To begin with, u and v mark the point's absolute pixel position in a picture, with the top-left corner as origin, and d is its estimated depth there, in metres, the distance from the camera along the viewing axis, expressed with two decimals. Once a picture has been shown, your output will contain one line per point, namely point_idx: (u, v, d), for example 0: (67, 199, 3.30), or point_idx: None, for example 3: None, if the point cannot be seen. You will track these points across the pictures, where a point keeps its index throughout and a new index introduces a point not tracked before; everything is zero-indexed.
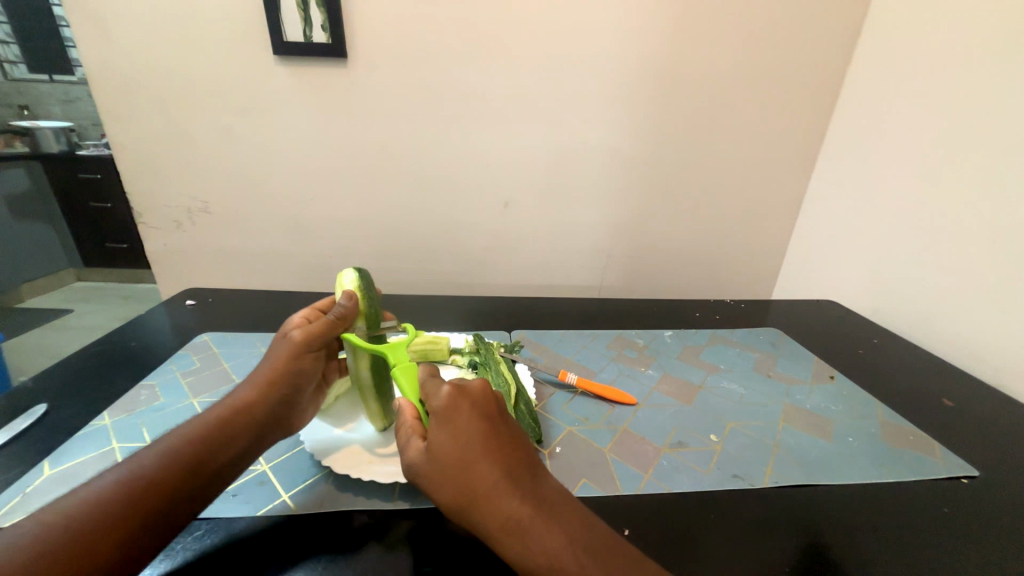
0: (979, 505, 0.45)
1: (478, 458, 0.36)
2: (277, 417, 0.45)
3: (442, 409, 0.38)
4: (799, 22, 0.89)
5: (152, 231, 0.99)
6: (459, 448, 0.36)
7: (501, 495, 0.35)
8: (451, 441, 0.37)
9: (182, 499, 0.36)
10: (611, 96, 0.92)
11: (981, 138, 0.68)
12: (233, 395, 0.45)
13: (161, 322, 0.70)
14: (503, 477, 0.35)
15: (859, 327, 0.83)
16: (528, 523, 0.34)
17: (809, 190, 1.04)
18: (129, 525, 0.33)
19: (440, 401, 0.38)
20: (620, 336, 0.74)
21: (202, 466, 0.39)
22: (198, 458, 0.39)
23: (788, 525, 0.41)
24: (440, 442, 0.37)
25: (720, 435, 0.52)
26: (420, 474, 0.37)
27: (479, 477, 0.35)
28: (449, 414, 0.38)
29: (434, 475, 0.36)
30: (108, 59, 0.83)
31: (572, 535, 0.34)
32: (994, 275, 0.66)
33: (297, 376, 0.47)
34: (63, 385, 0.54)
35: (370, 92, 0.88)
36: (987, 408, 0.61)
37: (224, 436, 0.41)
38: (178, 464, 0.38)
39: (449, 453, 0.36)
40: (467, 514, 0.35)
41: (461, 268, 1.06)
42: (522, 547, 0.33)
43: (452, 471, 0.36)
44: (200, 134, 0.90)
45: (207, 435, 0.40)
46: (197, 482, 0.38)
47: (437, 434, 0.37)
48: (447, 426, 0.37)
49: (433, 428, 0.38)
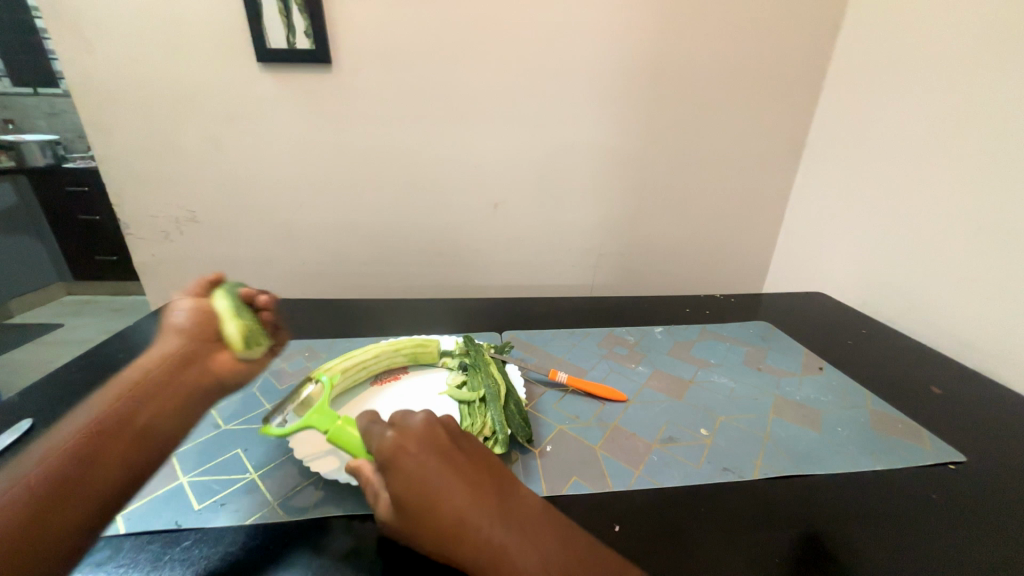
0: (966, 490, 0.45)
1: (443, 494, 0.35)
2: (183, 370, 0.46)
3: (391, 457, 0.37)
4: (780, 19, 0.90)
5: (140, 242, 0.98)
6: (420, 488, 0.36)
7: (475, 525, 0.34)
8: (410, 484, 0.36)
9: (89, 467, 0.37)
10: (597, 94, 0.92)
11: (963, 127, 0.69)
12: (143, 365, 0.46)
13: (150, 332, 0.70)
14: (471, 507, 0.35)
15: (847, 318, 0.83)
16: (504, 547, 0.34)
17: (796, 184, 1.05)
18: (36, 501, 0.35)
19: (388, 448, 0.37)
20: (611, 333, 0.74)
21: (107, 437, 0.40)
22: (92, 430, 0.40)
23: (779, 516, 0.41)
24: (400, 486, 0.36)
25: (711, 429, 0.53)
26: (390, 526, 0.36)
27: (450, 514, 0.35)
28: (400, 458, 0.37)
29: (403, 522, 0.35)
30: (90, 70, 0.82)
31: (551, 552, 0.34)
32: (979, 262, 0.67)
33: (192, 326, 0.48)
34: (47, 399, 0.54)
35: (356, 96, 0.88)
36: (974, 394, 0.62)
37: (126, 407, 0.42)
38: (78, 441, 0.39)
39: (410, 497, 0.35)
40: (449, 552, 0.34)
41: (452, 270, 1.06)
42: (502, 573, 0.33)
43: (421, 512, 0.35)
44: (186, 143, 0.89)
45: (103, 412, 0.42)
46: (103, 448, 0.39)
47: (392, 480, 0.36)
48: (403, 470, 0.36)
49: (387, 475, 0.36)
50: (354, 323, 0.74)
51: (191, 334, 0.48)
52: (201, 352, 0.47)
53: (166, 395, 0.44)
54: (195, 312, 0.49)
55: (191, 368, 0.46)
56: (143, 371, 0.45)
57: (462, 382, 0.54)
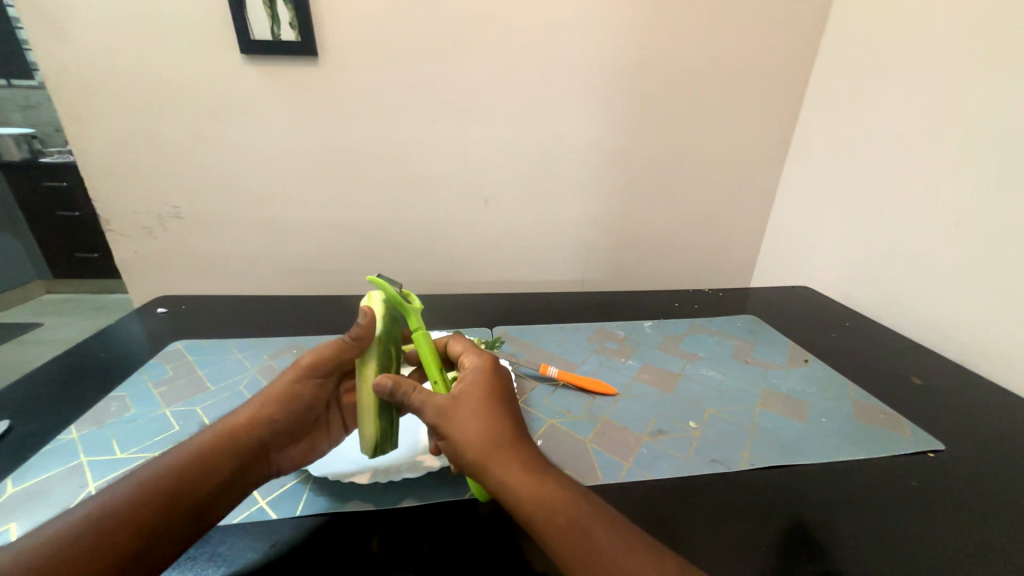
0: (945, 477, 0.47)
1: (507, 408, 0.40)
2: (264, 454, 0.42)
3: (476, 372, 0.43)
4: (768, 16, 0.91)
5: (122, 239, 0.96)
6: (494, 398, 0.40)
7: (521, 445, 0.37)
8: (487, 391, 0.41)
9: (158, 544, 0.33)
10: (587, 89, 0.92)
11: (943, 124, 0.70)
12: (229, 421, 0.42)
13: (133, 331, 0.68)
14: (521, 432, 0.39)
15: (832, 311, 0.85)
16: (542, 465, 0.37)
17: (782, 179, 1.06)
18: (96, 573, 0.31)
19: (477, 365, 0.43)
20: (601, 328, 0.74)
21: (179, 507, 0.35)
22: (168, 495, 0.35)
23: (767, 506, 0.42)
24: (476, 392, 0.40)
25: (699, 422, 0.53)
26: (444, 416, 0.39)
27: (505, 427, 0.38)
28: (483, 372, 0.43)
29: (461, 415, 0.38)
30: (65, 60, 0.80)
31: (572, 490, 0.36)
32: (959, 256, 0.69)
33: (290, 407, 0.44)
34: (26, 399, 0.52)
35: (343, 89, 0.87)
36: (953, 384, 0.63)
37: (204, 471, 0.38)
38: (150, 504, 0.34)
39: (481, 400, 0.40)
40: (488, 452, 0.36)
41: (443, 266, 1.05)
42: (537, 481, 0.35)
43: (489, 412, 0.39)
44: (168, 137, 0.87)
45: (179, 467, 0.37)
46: (173, 522, 0.35)
47: (468, 385, 0.41)
48: (482, 382, 0.42)
49: (471, 381, 0.42)
50: (344, 319, 0.74)
51: (286, 423, 0.43)
52: (286, 440, 0.43)
53: (244, 474, 0.40)
54: (298, 398, 0.44)
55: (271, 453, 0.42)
56: (230, 435, 0.40)
57: None
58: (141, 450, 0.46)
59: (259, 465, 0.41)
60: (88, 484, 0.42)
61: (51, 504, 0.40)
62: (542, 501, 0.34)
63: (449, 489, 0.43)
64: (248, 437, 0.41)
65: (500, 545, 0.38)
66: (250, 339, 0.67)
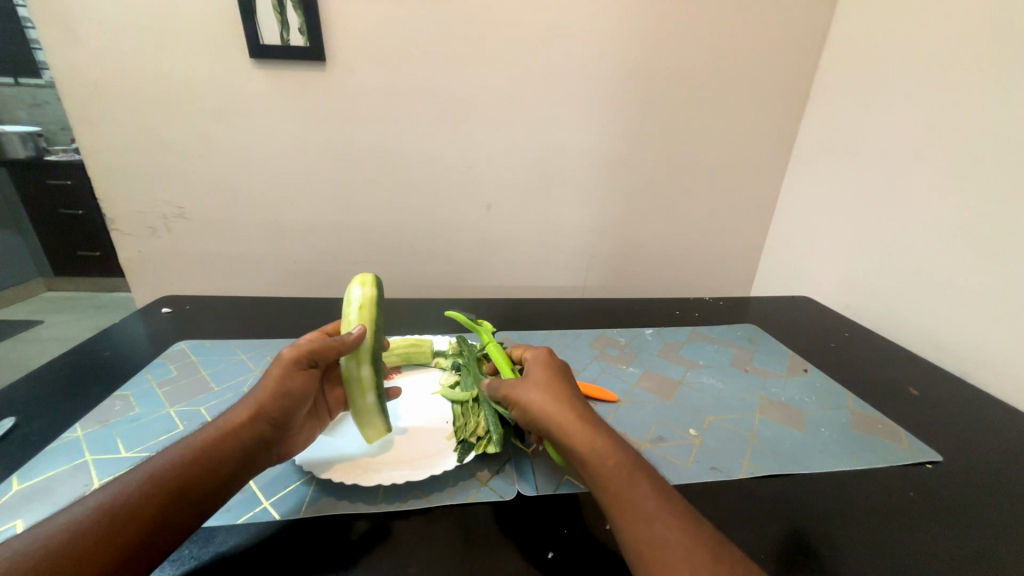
0: (942, 488, 0.47)
1: (567, 382, 0.45)
2: (267, 443, 0.42)
3: (536, 357, 0.49)
4: (769, 30, 0.92)
5: (126, 238, 0.96)
6: (553, 373, 0.46)
7: (578, 406, 0.42)
8: (548, 369, 0.47)
9: (164, 532, 0.34)
10: (590, 97, 0.93)
11: (943, 138, 0.71)
12: (226, 415, 0.41)
13: (136, 330, 0.69)
14: (579, 398, 0.44)
15: (831, 321, 0.85)
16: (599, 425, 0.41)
17: (782, 189, 1.07)
18: (103, 561, 0.31)
19: (535, 352, 0.50)
20: (602, 334, 0.75)
21: (185, 498, 0.35)
22: (179, 484, 0.35)
23: (767, 515, 0.42)
24: (539, 370, 0.47)
25: (699, 430, 0.54)
26: (513, 390, 0.45)
27: (567, 390, 0.44)
28: (544, 357, 0.49)
29: (527, 387, 0.44)
30: (76, 61, 0.81)
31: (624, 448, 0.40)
32: (958, 269, 0.69)
33: (284, 399, 0.42)
34: (31, 397, 0.53)
35: (349, 94, 0.88)
36: (950, 396, 0.64)
37: (212, 461, 0.38)
38: (158, 494, 0.34)
39: (545, 371, 0.46)
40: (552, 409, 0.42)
41: (444, 270, 1.06)
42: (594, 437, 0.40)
43: (552, 383, 0.45)
44: (176, 138, 0.88)
45: (190, 456, 0.37)
46: (180, 511, 0.35)
47: (532, 365, 0.48)
48: (544, 363, 0.48)
49: (533, 363, 0.48)
50: None
51: (281, 417, 0.42)
52: (287, 429, 0.43)
53: (250, 461, 0.40)
54: (291, 391, 0.43)
55: (273, 442, 0.42)
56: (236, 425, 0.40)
57: (456, 382, 0.56)
58: (146, 450, 0.46)
59: (261, 454, 0.41)
60: (93, 482, 0.42)
61: (57, 502, 0.40)
62: (597, 455, 0.38)
63: (449, 491, 0.43)
64: (249, 428, 0.40)
65: (500, 546, 0.38)
66: (254, 341, 0.68)
